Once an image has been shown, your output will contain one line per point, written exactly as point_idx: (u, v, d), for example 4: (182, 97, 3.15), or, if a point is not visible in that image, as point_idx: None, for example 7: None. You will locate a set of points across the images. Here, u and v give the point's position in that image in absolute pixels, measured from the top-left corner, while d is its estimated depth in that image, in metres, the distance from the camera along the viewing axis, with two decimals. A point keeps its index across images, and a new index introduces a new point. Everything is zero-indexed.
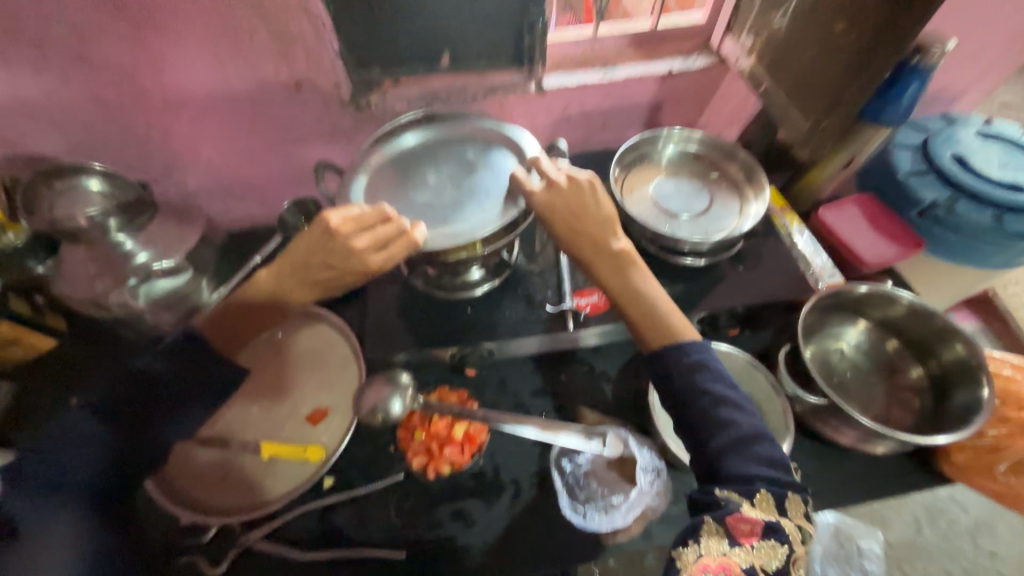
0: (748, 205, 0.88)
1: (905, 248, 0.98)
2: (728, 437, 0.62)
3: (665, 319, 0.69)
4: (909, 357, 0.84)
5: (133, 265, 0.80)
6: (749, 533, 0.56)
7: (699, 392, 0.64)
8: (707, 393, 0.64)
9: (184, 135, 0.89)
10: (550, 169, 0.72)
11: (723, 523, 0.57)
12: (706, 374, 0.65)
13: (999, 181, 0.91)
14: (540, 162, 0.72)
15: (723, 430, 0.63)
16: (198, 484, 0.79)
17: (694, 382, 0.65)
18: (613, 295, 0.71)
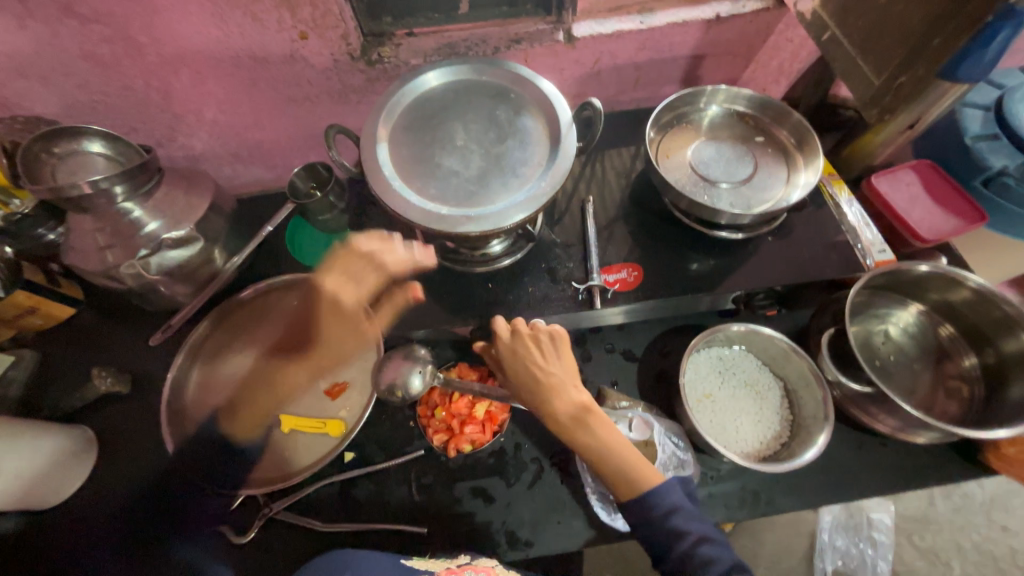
0: (797, 174, 0.80)
1: (967, 221, 0.89)
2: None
3: (632, 471, 0.64)
4: (963, 345, 0.77)
5: (143, 234, 0.79)
6: None
7: (670, 533, 0.61)
8: (681, 534, 0.61)
9: (186, 93, 0.83)
10: (509, 326, 0.71)
11: None
12: (677, 514, 0.62)
13: None
14: (500, 323, 0.71)
15: (708, 571, 0.59)
16: (221, 456, 0.80)
17: (666, 525, 0.61)
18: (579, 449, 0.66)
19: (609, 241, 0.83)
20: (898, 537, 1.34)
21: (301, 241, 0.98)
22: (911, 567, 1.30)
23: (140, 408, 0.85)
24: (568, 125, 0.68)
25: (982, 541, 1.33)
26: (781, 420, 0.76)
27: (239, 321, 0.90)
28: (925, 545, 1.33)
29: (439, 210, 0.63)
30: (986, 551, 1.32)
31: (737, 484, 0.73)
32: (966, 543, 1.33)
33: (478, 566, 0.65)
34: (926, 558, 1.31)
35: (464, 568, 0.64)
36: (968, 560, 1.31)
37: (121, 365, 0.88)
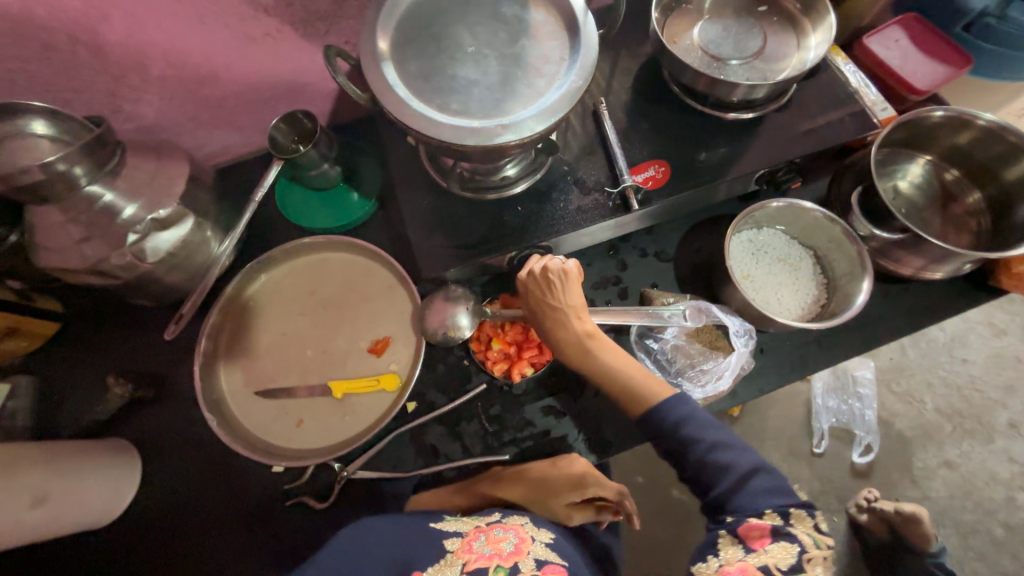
0: (805, 41, 0.79)
1: (955, 66, 0.90)
2: (726, 478, 0.59)
3: (639, 384, 0.66)
4: (967, 185, 0.82)
5: (123, 220, 0.69)
6: (761, 537, 0.53)
7: (683, 440, 0.61)
8: (694, 440, 0.61)
9: (123, 44, 0.70)
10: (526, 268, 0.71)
11: (735, 532, 0.55)
12: (687, 423, 0.62)
13: None
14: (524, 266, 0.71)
15: (725, 474, 0.59)
16: (277, 436, 0.77)
17: (677, 434, 0.62)
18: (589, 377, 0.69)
19: (628, 142, 0.80)
20: (880, 387, 1.48)
21: (293, 202, 0.91)
22: (893, 411, 1.46)
23: (170, 410, 0.79)
24: (585, 12, 0.63)
25: (948, 375, 1.49)
26: (815, 284, 0.80)
27: (256, 300, 0.84)
28: (902, 389, 1.48)
29: (470, 124, 0.58)
30: (953, 383, 1.48)
31: (783, 351, 0.78)
32: (935, 380, 1.48)
33: (508, 523, 0.65)
34: (904, 400, 1.47)
35: (494, 525, 0.64)
36: (938, 393, 1.47)
37: (134, 370, 0.81)
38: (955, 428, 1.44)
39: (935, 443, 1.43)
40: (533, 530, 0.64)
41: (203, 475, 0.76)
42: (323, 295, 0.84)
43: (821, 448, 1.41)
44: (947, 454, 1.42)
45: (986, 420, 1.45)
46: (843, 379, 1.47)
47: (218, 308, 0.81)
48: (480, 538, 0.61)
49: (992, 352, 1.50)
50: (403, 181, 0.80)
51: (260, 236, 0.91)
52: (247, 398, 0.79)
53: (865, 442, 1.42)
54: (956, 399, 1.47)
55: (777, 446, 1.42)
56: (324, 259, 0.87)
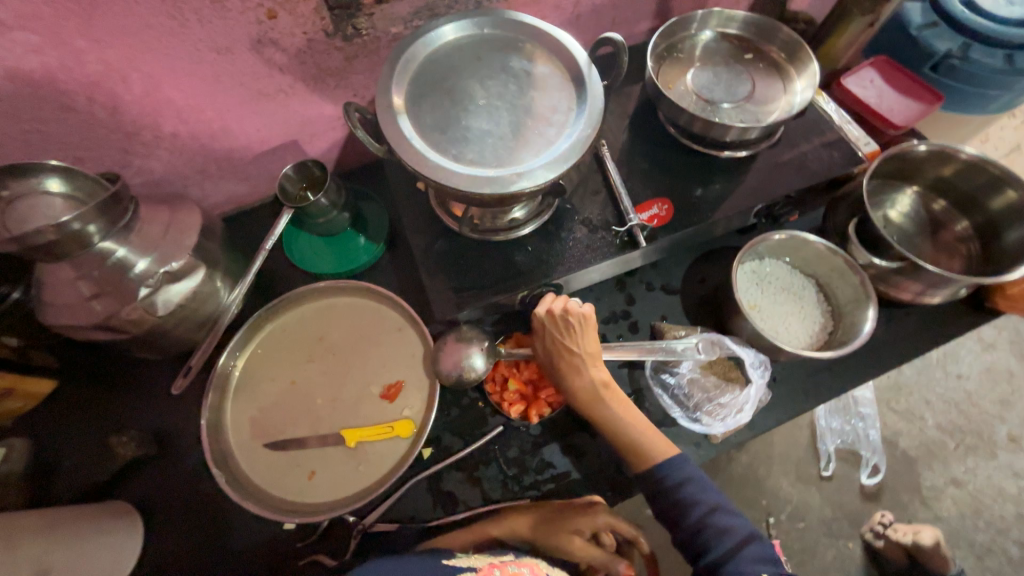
0: (790, 84, 0.84)
1: (927, 103, 0.94)
2: (721, 542, 0.62)
3: (642, 438, 0.67)
4: (954, 212, 0.86)
5: (134, 274, 0.69)
6: None
7: (682, 502, 0.64)
8: (694, 503, 0.64)
9: (139, 103, 0.72)
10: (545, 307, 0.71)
11: None
12: (688, 486, 0.65)
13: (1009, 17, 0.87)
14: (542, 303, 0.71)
15: (722, 537, 0.62)
16: (289, 489, 0.74)
17: (678, 496, 0.64)
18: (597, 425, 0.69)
19: (631, 181, 0.83)
20: (881, 406, 1.49)
21: (300, 248, 0.91)
22: (896, 429, 1.46)
23: (174, 467, 0.76)
24: (589, 65, 0.66)
25: (944, 391, 1.51)
26: (821, 312, 0.82)
27: (266, 347, 0.83)
28: (902, 407, 1.49)
29: (485, 173, 0.60)
30: (951, 399, 1.50)
31: (795, 380, 0.79)
32: (932, 396, 1.49)
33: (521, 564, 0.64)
34: (905, 418, 1.47)
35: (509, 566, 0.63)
36: (938, 410, 1.48)
37: (136, 427, 0.78)
38: (958, 445, 1.45)
39: (940, 461, 1.43)
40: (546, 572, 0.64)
41: (207, 537, 0.73)
42: (329, 341, 0.84)
43: (829, 471, 1.39)
44: (953, 472, 1.42)
45: (988, 436, 1.45)
46: (845, 400, 1.47)
47: (225, 358, 0.79)
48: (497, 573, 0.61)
49: (985, 367, 1.53)
50: (412, 225, 0.81)
51: (267, 283, 0.91)
52: (257, 451, 0.76)
53: (872, 463, 1.40)
54: (955, 414, 1.48)
55: (785, 472, 1.41)
56: (333, 304, 0.86)
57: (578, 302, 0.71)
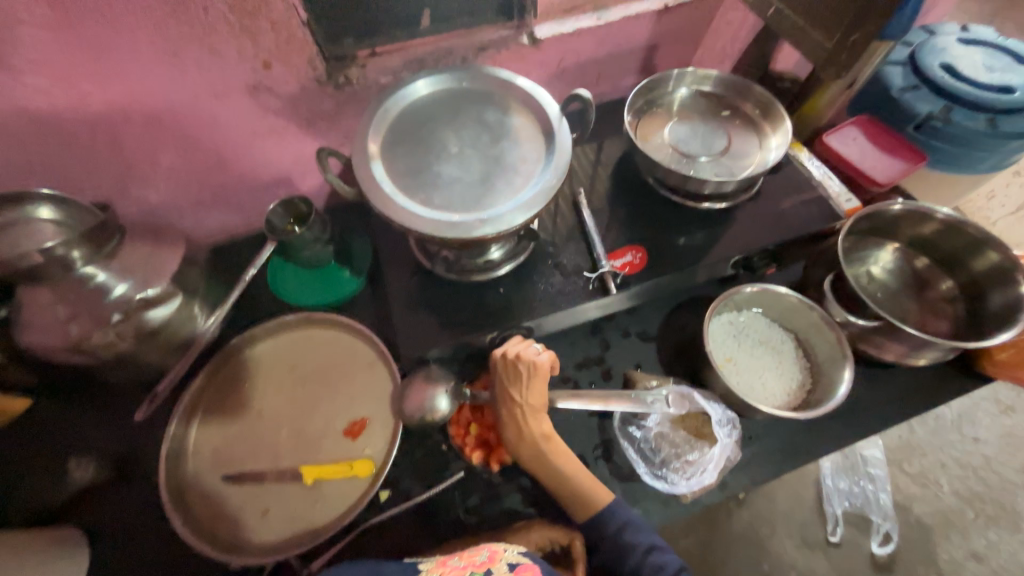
0: (766, 141, 0.86)
1: (911, 162, 0.95)
2: None
3: (581, 493, 0.67)
4: (939, 272, 0.85)
5: (111, 299, 0.70)
6: None
7: (623, 546, 0.64)
8: (632, 545, 0.64)
9: (138, 139, 0.76)
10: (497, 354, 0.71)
11: None
12: (628, 529, 0.65)
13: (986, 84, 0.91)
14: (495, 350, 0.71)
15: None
16: (239, 525, 0.72)
17: (620, 541, 0.64)
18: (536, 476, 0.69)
19: (608, 227, 0.84)
20: (891, 468, 1.41)
21: (284, 279, 0.93)
22: (908, 493, 1.37)
23: (131, 495, 0.75)
24: (559, 118, 0.69)
25: (958, 454, 1.42)
26: (799, 368, 0.80)
27: (237, 376, 0.83)
28: (914, 470, 1.40)
29: (450, 218, 0.62)
30: (966, 464, 1.41)
31: (774, 437, 0.76)
32: (948, 460, 1.41)
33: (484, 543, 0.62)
34: (918, 482, 1.38)
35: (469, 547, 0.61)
36: (953, 475, 1.39)
37: (99, 451, 0.78)
38: (977, 515, 1.34)
39: (959, 531, 1.32)
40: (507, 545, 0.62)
41: (151, 571, 0.71)
42: (299, 372, 0.84)
43: (837, 536, 1.29)
44: (973, 544, 1.31)
45: (1009, 506, 1.35)
46: (853, 458, 1.38)
47: (194, 386, 0.79)
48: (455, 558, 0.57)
49: (1003, 431, 1.44)
50: (389, 262, 0.82)
51: (248, 312, 0.93)
52: (213, 483, 0.75)
53: (883, 530, 1.30)
54: (972, 481, 1.39)
55: (789, 533, 1.31)
56: (308, 335, 0.87)
57: (535, 347, 0.71)
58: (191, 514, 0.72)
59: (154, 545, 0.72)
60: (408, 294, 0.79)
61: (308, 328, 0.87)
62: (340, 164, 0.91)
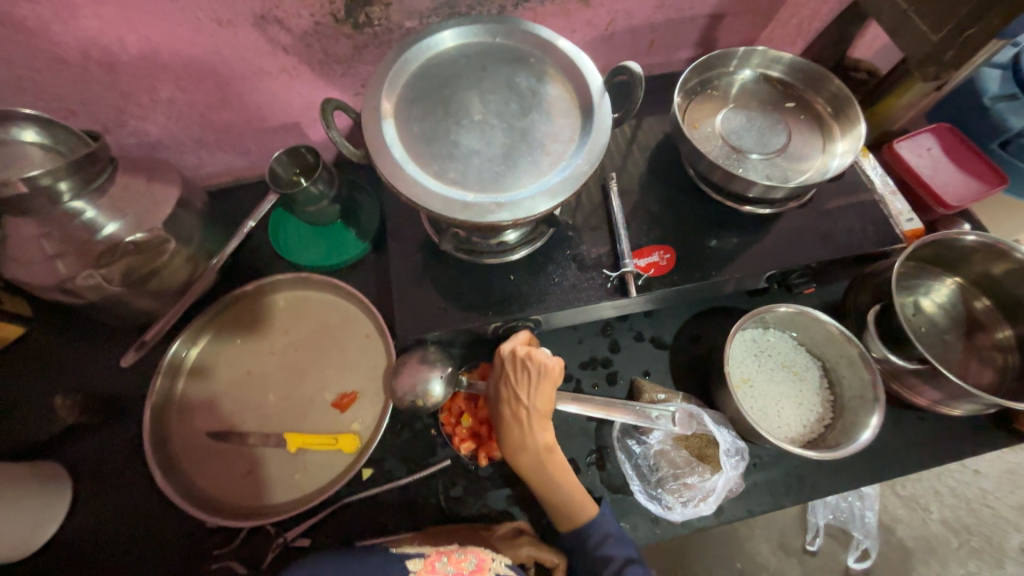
0: (832, 144, 0.76)
1: (990, 184, 0.83)
2: None
3: (571, 504, 0.64)
4: (998, 317, 0.76)
5: (101, 238, 0.66)
6: None
7: (599, 560, 0.62)
8: (607, 560, 0.62)
9: (135, 65, 0.69)
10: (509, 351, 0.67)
11: None
12: (608, 542, 0.63)
13: None
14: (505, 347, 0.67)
15: None
16: (220, 482, 0.71)
17: (597, 554, 0.63)
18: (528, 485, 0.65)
19: (636, 221, 0.76)
20: None
21: (286, 233, 0.88)
22: (896, 516, 1.21)
23: (117, 438, 0.75)
24: (601, 94, 0.60)
25: (957, 484, 1.24)
26: (820, 400, 0.74)
27: (230, 330, 0.81)
28: (906, 493, 1.23)
29: (464, 197, 0.55)
30: (961, 494, 1.23)
31: (778, 468, 0.72)
32: (943, 487, 1.23)
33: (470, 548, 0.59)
34: (908, 505, 1.22)
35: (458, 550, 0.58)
36: (946, 503, 1.22)
37: (89, 390, 0.77)
38: (961, 546, 1.19)
39: (938, 559, 1.18)
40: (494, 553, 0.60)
41: (133, 514, 0.72)
42: (295, 335, 0.81)
43: (815, 546, 1.13)
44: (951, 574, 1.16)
45: (997, 541, 1.19)
46: None
47: (185, 336, 0.77)
48: (444, 559, 0.56)
49: (1005, 466, 1.25)
50: (395, 231, 0.76)
51: (247, 265, 0.89)
52: (197, 439, 0.74)
53: (863, 547, 1.13)
54: (965, 512, 1.21)
55: (767, 537, 1.16)
56: (305, 297, 0.83)
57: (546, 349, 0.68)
58: (174, 465, 0.72)
59: (137, 489, 0.73)
60: (410, 268, 0.73)
61: (308, 290, 0.83)
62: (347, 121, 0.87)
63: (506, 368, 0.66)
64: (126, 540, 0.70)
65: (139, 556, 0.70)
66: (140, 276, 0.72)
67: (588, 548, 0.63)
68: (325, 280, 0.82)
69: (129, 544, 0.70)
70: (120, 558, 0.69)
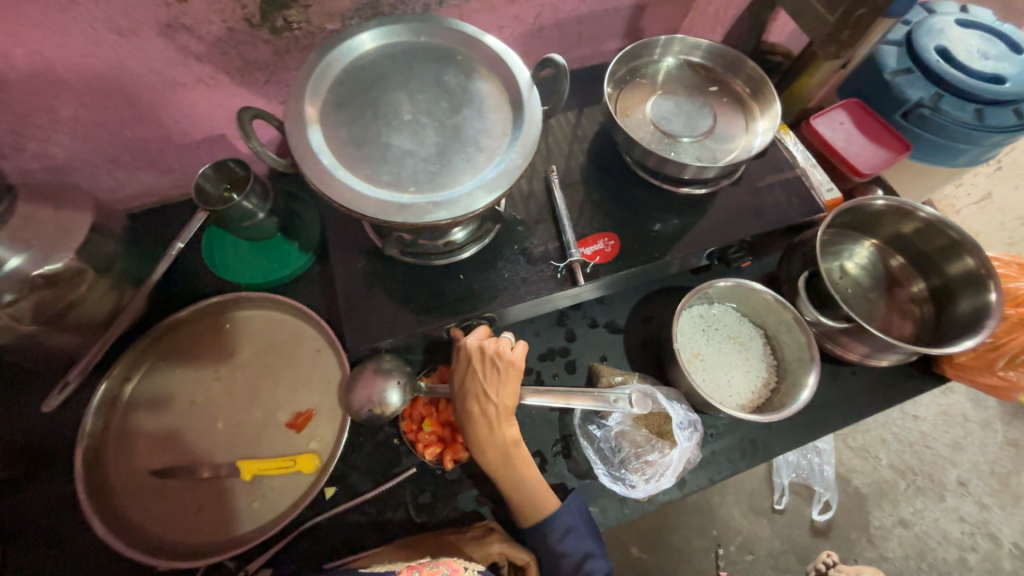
0: (754, 123, 0.80)
1: (896, 152, 0.89)
2: None
3: (536, 498, 0.65)
4: (912, 272, 0.83)
5: (3, 273, 0.59)
6: None
7: (560, 553, 0.63)
8: (568, 552, 0.63)
9: (26, 83, 0.63)
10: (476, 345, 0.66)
11: None
12: (569, 536, 0.64)
13: (981, 73, 0.83)
14: (471, 341, 0.66)
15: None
16: (169, 523, 0.67)
17: (560, 546, 0.63)
18: (494, 480, 0.65)
19: (579, 210, 0.78)
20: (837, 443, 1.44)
21: (223, 253, 0.83)
22: (849, 465, 1.30)
23: (46, 490, 0.69)
24: (529, 87, 0.60)
25: (900, 430, 1.34)
26: (766, 366, 0.79)
27: (167, 359, 0.76)
28: (857, 443, 1.32)
29: (398, 200, 0.54)
30: (904, 439, 1.33)
31: (732, 436, 0.75)
32: (889, 434, 1.33)
33: (441, 559, 0.58)
34: (859, 455, 1.31)
35: (428, 563, 0.57)
36: (891, 449, 1.32)
37: (8, 442, 0.71)
38: (908, 486, 1.29)
39: (890, 500, 1.27)
40: (465, 560, 0.59)
41: (72, 570, 0.66)
42: (240, 358, 0.77)
43: (782, 504, 1.20)
44: (901, 512, 1.26)
45: (938, 478, 1.30)
46: None
47: (115, 371, 0.72)
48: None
49: (939, 408, 1.36)
50: (337, 239, 0.74)
51: (180, 289, 0.83)
52: (139, 480, 0.69)
53: (824, 499, 1.21)
54: (909, 455, 1.32)
55: (738, 502, 1.22)
56: (247, 317, 0.79)
57: (511, 342, 0.68)
58: (115, 511, 0.66)
59: (74, 542, 0.67)
60: (356, 277, 0.71)
61: (252, 309, 0.79)
62: (272, 135, 0.85)
63: (473, 364, 0.65)
64: None
65: None
66: (56, 312, 0.66)
67: (556, 534, 0.64)
68: (268, 298, 0.78)
69: None
70: None
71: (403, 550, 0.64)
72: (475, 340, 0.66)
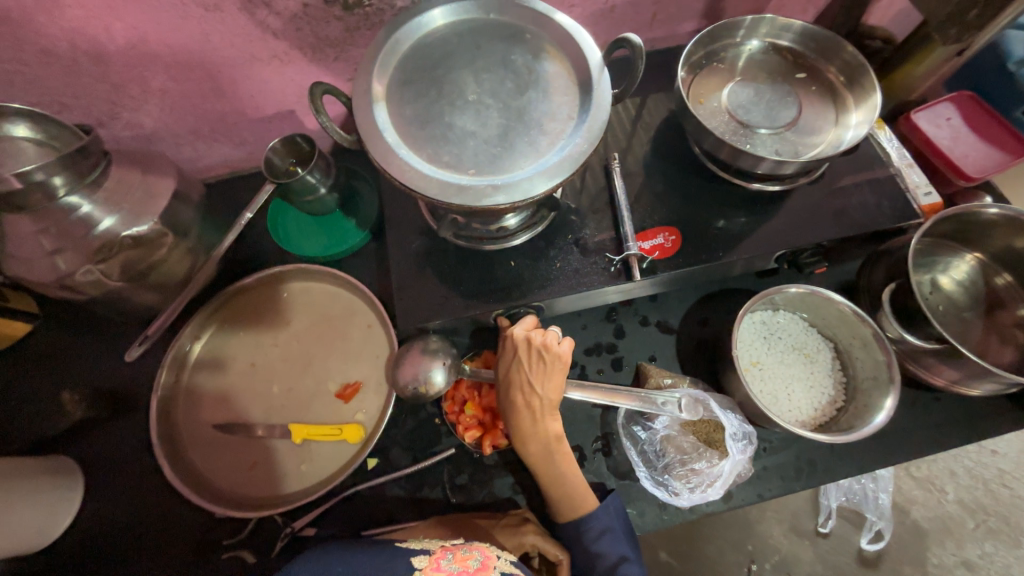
0: (845, 116, 0.72)
1: (1012, 154, 0.78)
2: None
3: (574, 495, 0.64)
4: (1020, 293, 0.73)
5: (98, 233, 0.65)
6: None
7: (594, 553, 0.62)
8: (603, 554, 0.62)
9: (123, 55, 0.68)
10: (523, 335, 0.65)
11: None
12: (604, 538, 0.63)
13: None
14: (519, 332, 0.65)
15: None
16: (227, 474, 0.72)
17: (594, 546, 0.62)
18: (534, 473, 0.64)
19: (639, 202, 0.74)
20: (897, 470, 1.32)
21: (286, 225, 0.87)
22: (909, 496, 1.19)
23: (126, 431, 0.77)
24: (600, 68, 0.57)
25: (975, 465, 1.20)
26: (833, 383, 0.73)
27: (232, 323, 0.80)
28: (921, 474, 1.21)
29: (459, 181, 0.53)
30: (978, 475, 1.20)
31: (787, 453, 0.70)
32: (960, 468, 1.20)
33: (475, 544, 0.59)
34: (923, 487, 1.19)
35: (461, 547, 0.58)
36: (962, 484, 1.19)
37: (97, 386, 0.79)
38: (978, 526, 1.16)
39: (954, 539, 1.16)
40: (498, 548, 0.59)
41: (144, 505, 0.73)
42: (297, 327, 0.80)
43: (828, 528, 1.13)
44: (967, 554, 1.15)
45: (1016, 522, 1.16)
46: None
47: (188, 330, 0.77)
48: (449, 557, 0.55)
49: None
50: (393, 218, 0.75)
51: (246, 257, 0.88)
52: (204, 431, 0.74)
53: (875, 528, 1.12)
54: (982, 494, 1.18)
55: (779, 520, 1.15)
56: (305, 288, 0.82)
57: (558, 335, 0.66)
58: (181, 457, 0.72)
59: (147, 480, 0.74)
60: (409, 256, 0.72)
61: (310, 281, 0.82)
62: (339, 110, 0.87)
63: (520, 354, 0.64)
64: (137, 530, 0.72)
65: (150, 547, 0.71)
66: (140, 271, 0.72)
67: (590, 533, 0.63)
68: (326, 272, 0.81)
69: (141, 534, 0.72)
70: (132, 547, 0.71)
71: (438, 528, 0.65)
72: (523, 331, 0.65)
